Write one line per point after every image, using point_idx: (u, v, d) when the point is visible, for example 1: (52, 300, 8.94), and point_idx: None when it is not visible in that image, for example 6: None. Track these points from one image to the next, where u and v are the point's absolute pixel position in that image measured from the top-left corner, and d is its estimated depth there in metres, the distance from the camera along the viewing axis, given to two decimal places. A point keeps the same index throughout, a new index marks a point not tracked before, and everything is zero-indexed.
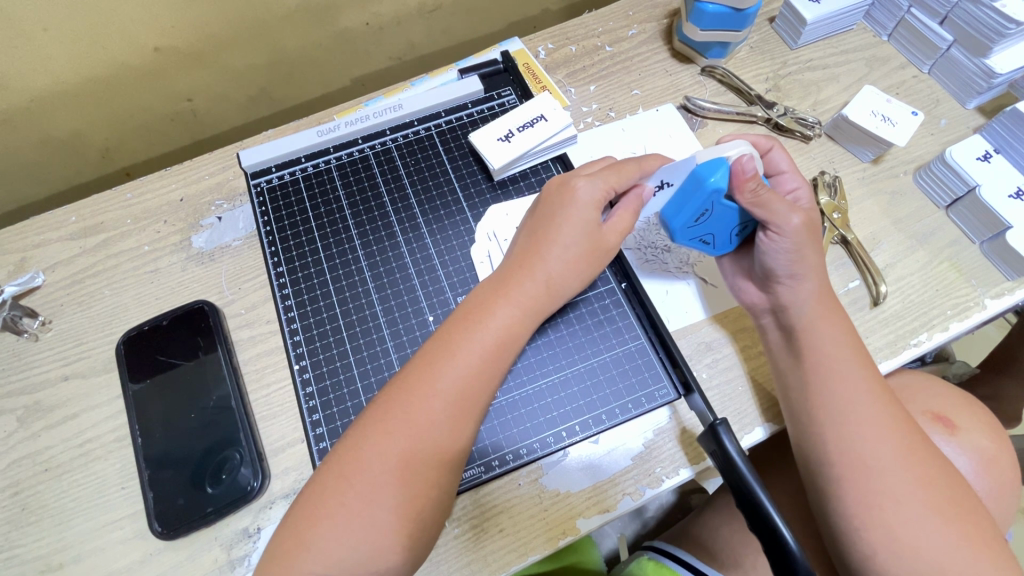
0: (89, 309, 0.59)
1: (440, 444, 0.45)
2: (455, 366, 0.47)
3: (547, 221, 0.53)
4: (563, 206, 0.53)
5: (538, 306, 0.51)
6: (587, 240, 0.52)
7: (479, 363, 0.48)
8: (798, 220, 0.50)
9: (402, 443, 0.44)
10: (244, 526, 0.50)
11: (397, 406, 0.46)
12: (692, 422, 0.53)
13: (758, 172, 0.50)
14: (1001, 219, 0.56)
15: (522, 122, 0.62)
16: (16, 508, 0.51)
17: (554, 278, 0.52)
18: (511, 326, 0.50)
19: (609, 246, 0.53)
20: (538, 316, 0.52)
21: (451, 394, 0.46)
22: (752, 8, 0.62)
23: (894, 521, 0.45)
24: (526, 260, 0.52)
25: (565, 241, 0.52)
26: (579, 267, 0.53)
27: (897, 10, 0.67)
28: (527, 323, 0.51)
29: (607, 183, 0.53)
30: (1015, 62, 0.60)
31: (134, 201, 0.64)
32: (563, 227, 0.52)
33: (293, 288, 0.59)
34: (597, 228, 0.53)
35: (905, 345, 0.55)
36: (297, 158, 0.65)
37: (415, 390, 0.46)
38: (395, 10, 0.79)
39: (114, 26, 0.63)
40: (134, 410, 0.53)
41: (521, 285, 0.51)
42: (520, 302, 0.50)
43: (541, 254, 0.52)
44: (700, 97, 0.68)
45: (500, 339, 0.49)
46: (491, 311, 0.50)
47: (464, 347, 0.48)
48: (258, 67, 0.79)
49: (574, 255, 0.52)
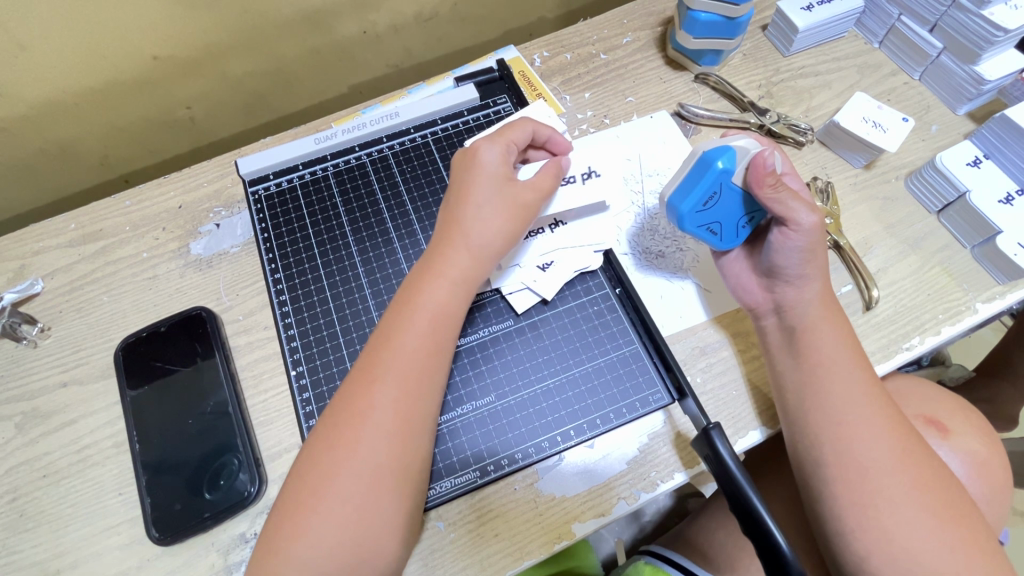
0: (89, 316, 0.60)
1: (406, 436, 0.46)
2: (392, 347, 0.48)
3: (461, 190, 0.54)
4: (472, 170, 0.54)
5: (469, 276, 0.51)
6: (504, 200, 0.53)
7: (419, 342, 0.48)
8: (814, 218, 0.51)
9: (359, 434, 0.45)
10: (241, 531, 0.51)
11: (349, 401, 0.46)
12: (686, 427, 0.53)
13: (776, 167, 0.50)
14: (991, 224, 0.57)
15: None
16: (14, 515, 0.52)
17: (476, 243, 0.52)
18: (444, 300, 0.50)
19: (529, 200, 0.54)
20: (471, 287, 0.52)
21: (395, 376, 0.47)
22: (744, 16, 0.63)
23: (888, 524, 0.46)
24: (452, 234, 0.52)
25: (484, 207, 0.52)
26: (502, 227, 0.52)
27: (888, 17, 0.68)
28: (461, 295, 0.51)
29: (503, 141, 0.55)
30: (1003, 69, 0.61)
31: (133, 208, 0.65)
32: (481, 196, 0.53)
33: (290, 293, 0.59)
34: (510, 185, 0.54)
35: (898, 349, 0.56)
36: (294, 166, 0.66)
37: (362, 378, 0.47)
38: (392, 19, 0.80)
39: (114, 35, 0.64)
40: (132, 416, 0.54)
41: (450, 260, 0.51)
42: (449, 274, 0.51)
43: (464, 224, 0.52)
44: (694, 103, 0.69)
45: (434, 314, 0.49)
46: (421, 290, 0.50)
47: (398, 328, 0.49)
48: (256, 75, 0.80)
49: (495, 216, 0.52)
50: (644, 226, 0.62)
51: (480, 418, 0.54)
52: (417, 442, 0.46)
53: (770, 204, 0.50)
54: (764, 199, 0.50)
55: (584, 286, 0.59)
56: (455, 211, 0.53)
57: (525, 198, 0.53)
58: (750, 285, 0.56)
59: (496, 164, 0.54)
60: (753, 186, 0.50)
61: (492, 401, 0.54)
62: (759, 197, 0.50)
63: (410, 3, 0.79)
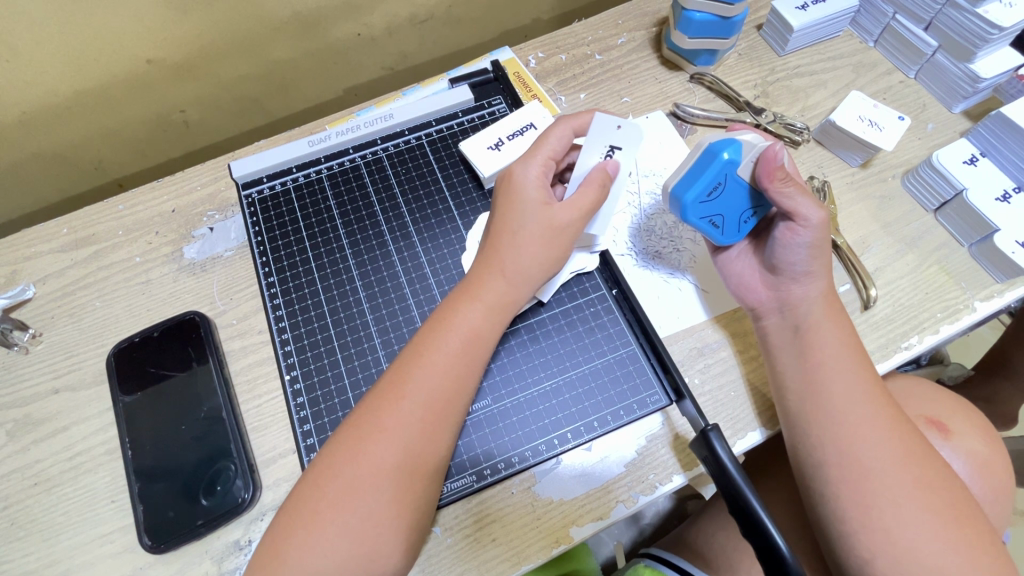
0: (79, 322, 0.59)
1: (419, 451, 0.45)
2: (424, 368, 0.47)
3: (500, 212, 0.53)
4: (510, 192, 0.53)
5: (504, 300, 0.51)
6: (544, 230, 0.52)
7: (448, 362, 0.48)
8: (823, 214, 0.51)
9: (376, 449, 0.44)
10: (235, 538, 0.50)
11: (366, 415, 0.46)
12: (685, 428, 0.53)
13: (786, 161, 0.50)
14: (988, 222, 0.56)
15: (516, 129, 0.62)
16: (4, 524, 0.51)
17: (515, 268, 0.51)
18: (478, 323, 0.50)
19: (566, 222, 0.52)
20: (506, 312, 0.52)
21: (422, 397, 0.46)
22: (739, 16, 0.63)
23: (892, 526, 0.45)
24: (495, 263, 0.52)
25: (524, 234, 0.52)
26: (540, 253, 0.52)
27: (882, 16, 0.68)
28: (495, 319, 0.51)
29: (540, 159, 0.53)
30: (998, 67, 0.61)
31: (126, 212, 0.64)
32: (520, 222, 0.52)
33: (284, 297, 0.59)
34: (548, 208, 0.52)
35: (897, 348, 0.55)
36: (288, 169, 0.65)
37: (387, 394, 0.47)
38: (386, 21, 0.80)
39: (106, 39, 0.64)
40: (125, 422, 0.53)
41: (487, 284, 0.51)
42: (484, 299, 0.51)
43: (506, 252, 0.52)
44: (689, 103, 0.68)
45: (470, 337, 0.49)
46: (455, 311, 0.50)
47: (430, 349, 0.48)
48: (250, 77, 0.79)
49: (535, 248, 0.52)
50: (642, 226, 0.62)
51: (476, 421, 0.53)
52: (424, 451, 0.46)
53: (779, 198, 0.50)
54: (774, 192, 0.50)
55: (580, 287, 0.59)
56: (495, 235, 0.52)
57: (564, 221, 0.52)
58: (751, 283, 0.56)
59: (537, 193, 0.52)
60: (762, 179, 0.50)
61: (488, 404, 0.54)
62: (768, 191, 0.50)
63: (404, 5, 0.79)
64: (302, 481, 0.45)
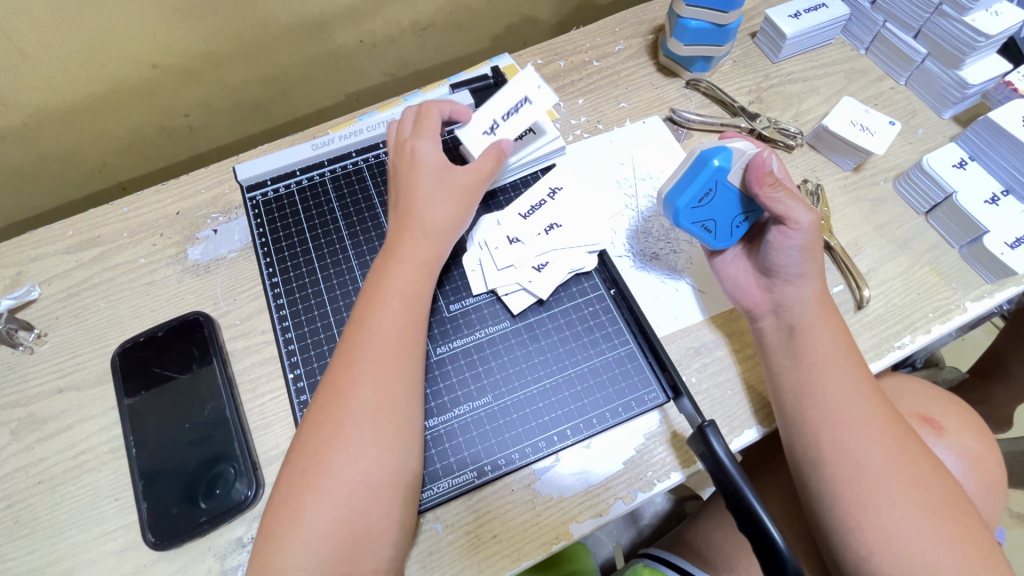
0: (84, 322, 0.60)
1: (385, 426, 0.46)
2: (371, 331, 0.49)
3: (408, 184, 0.56)
4: (414, 164, 0.57)
5: (429, 257, 0.54)
6: (443, 182, 0.56)
7: (394, 323, 0.50)
8: (811, 217, 0.52)
9: (352, 434, 0.45)
10: (238, 535, 0.50)
11: (332, 398, 0.47)
12: (682, 426, 0.54)
13: (775, 167, 0.51)
14: (977, 224, 0.58)
15: (534, 202, 0.61)
16: (9, 521, 0.51)
17: (433, 227, 0.55)
18: (411, 281, 0.52)
19: (469, 181, 0.57)
20: (433, 268, 0.55)
21: (374, 364, 0.48)
22: (733, 23, 0.65)
23: (888, 521, 0.46)
24: (403, 224, 0.55)
25: (435, 196, 0.56)
26: (454, 211, 0.56)
27: (873, 25, 0.70)
28: (425, 276, 0.54)
29: (435, 134, 0.58)
30: (986, 73, 0.63)
31: (131, 215, 0.65)
32: (427, 186, 0.56)
33: (287, 298, 0.60)
34: (451, 171, 0.57)
35: (890, 347, 0.57)
36: (292, 171, 0.66)
37: (342, 364, 0.48)
38: (387, 29, 0.82)
39: (113, 44, 0.65)
40: (129, 421, 0.54)
41: (408, 245, 0.54)
42: (411, 259, 0.53)
43: (413, 212, 0.55)
44: (686, 109, 0.70)
45: (403, 297, 0.51)
46: (388, 276, 0.52)
47: (372, 316, 0.50)
48: (253, 83, 0.81)
49: (432, 201, 0.55)
50: (640, 228, 0.63)
51: (477, 418, 0.54)
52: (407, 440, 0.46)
53: (769, 203, 0.51)
54: (764, 198, 0.51)
55: (579, 287, 0.60)
56: (408, 204, 0.56)
57: (468, 181, 0.57)
58: (746, 285, 0.57)
59: (429, 154, 0.57)
60: (752, 185, 0.51)
61: (489, 402, 0.54)
62: (759, 196, 0.51)
63: (405, 13, 0.80)
64: (291, 470, 0.45)
